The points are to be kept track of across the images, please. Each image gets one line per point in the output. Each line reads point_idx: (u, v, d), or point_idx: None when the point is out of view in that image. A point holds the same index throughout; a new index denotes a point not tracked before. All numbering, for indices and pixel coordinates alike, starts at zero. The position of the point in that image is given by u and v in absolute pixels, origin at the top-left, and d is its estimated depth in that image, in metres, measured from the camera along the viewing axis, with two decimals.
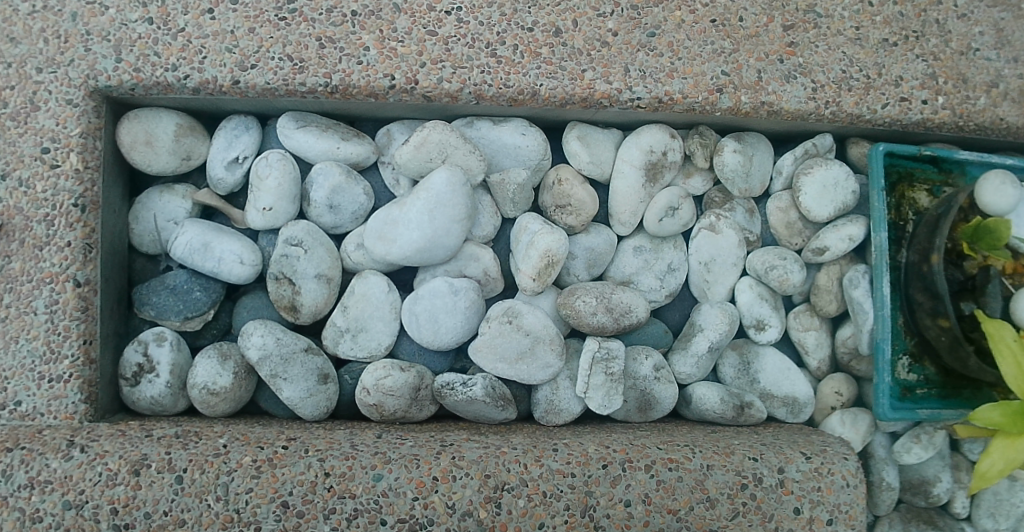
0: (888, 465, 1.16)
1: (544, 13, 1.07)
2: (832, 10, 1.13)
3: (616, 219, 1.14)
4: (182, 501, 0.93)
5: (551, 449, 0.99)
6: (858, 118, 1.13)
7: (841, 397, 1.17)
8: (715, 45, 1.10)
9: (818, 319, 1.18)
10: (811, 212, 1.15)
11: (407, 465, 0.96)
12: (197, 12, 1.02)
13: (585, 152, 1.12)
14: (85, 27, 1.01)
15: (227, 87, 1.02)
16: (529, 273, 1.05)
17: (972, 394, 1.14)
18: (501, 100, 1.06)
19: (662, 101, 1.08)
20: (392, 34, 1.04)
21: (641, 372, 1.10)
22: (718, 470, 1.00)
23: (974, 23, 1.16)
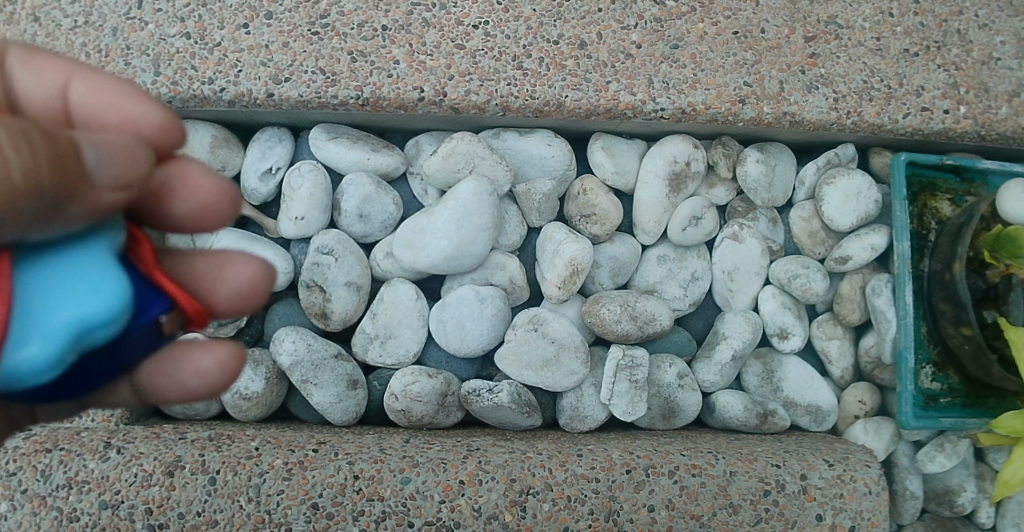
0: (911, 474, 1.16)
1: (569, 26, 1.09)
2: (853, 20, 1.14)
3: (639, 228, 1.16)
4: (214, 502, 0.96)
5: (576, 454, 1.01)
6: (880, 128, 1.14)
7: (865, 406, 1.17)
8: (737, 56, 1.11)
9: (842, 328, 1.18)
10: (833, 221, 1.16)
11: (434, 469, 0.98)
12: (233, 27, 1.05)
13: (610, 162, 1.14)
14: (125, 41, 1.04)
15: (261, 100, 1.05)
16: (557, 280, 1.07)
17: (996, 403, 1.14)
18: (527, 112, 1.08)
19: (685, 112, 1.10)
20: (422, 48, 1.07)
21: (665, 380, 1.12)
22: (741, 476, 1.01)
23: (995, 32, 1.17)
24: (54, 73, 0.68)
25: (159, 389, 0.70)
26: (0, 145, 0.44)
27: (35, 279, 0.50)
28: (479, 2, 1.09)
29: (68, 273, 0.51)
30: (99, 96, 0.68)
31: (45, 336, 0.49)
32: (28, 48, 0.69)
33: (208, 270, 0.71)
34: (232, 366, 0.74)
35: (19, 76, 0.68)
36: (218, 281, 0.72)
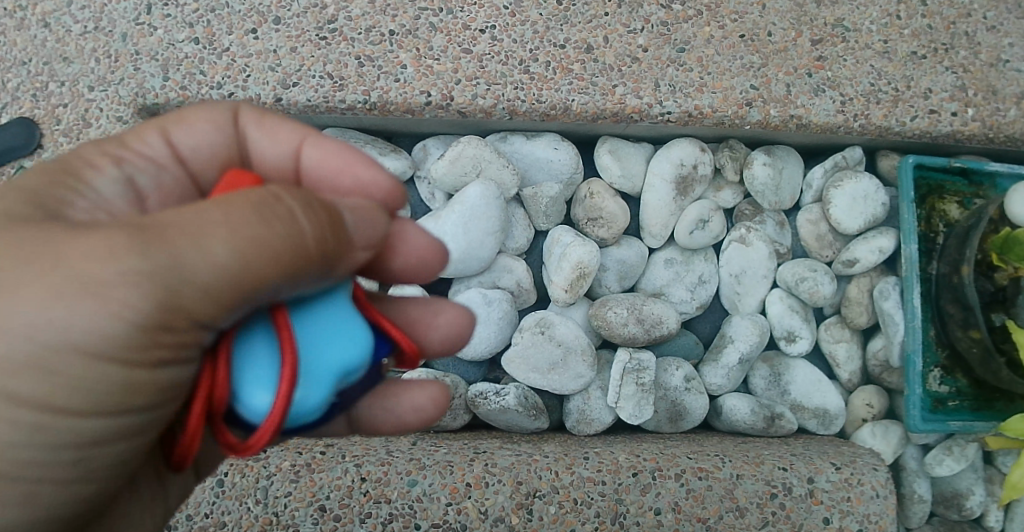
0: (919, 477, 1.15)
1: (576, 30, 1.10)
2: (860, 23, 1.14)
3: (647, 231, 1.16)
4: (223, 504, 0.96)
5: (582, 457, 1.01)
6: (887, 131, 1.14)
7: (872, 409, 1.17)
8: (744, 60, 1.11)
9: (849, 331, 1.18)
10: (840, 224, 1.16)
11: (441, 472, 0.98)
12: (241, 32, 1.06)
13: (617, 166, 1.14)
14: (134, 46, 1.05)
15: (270, 104, 1.06)
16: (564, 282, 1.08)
17: (1006, 406, 1.13)
18: (533, 116, 1.09)
19: (691, 115, 1.10)
20: (429, 53, 1.07)
21: (672, 383, 1.12)
22: (747, 479, 1.01)
23: (1003, 35, 1.16)
24: (287, 134, 0.74)
25: (375, 419, 0.81)
26: (299, 213, 0.53)
27: (306, 330, 0.55)
28: (486, 6, 1.09)
29: (331, 318, 0.56)
30: (328, 160, 0.73)
31: (317, 380, 0.53)
32: (261, 109, 0.75)
33: (418, 315, 0.80)
34: (441, 400, 0.84)
35: (255, 135, 0.74)
36: (431, 324, 0.80)
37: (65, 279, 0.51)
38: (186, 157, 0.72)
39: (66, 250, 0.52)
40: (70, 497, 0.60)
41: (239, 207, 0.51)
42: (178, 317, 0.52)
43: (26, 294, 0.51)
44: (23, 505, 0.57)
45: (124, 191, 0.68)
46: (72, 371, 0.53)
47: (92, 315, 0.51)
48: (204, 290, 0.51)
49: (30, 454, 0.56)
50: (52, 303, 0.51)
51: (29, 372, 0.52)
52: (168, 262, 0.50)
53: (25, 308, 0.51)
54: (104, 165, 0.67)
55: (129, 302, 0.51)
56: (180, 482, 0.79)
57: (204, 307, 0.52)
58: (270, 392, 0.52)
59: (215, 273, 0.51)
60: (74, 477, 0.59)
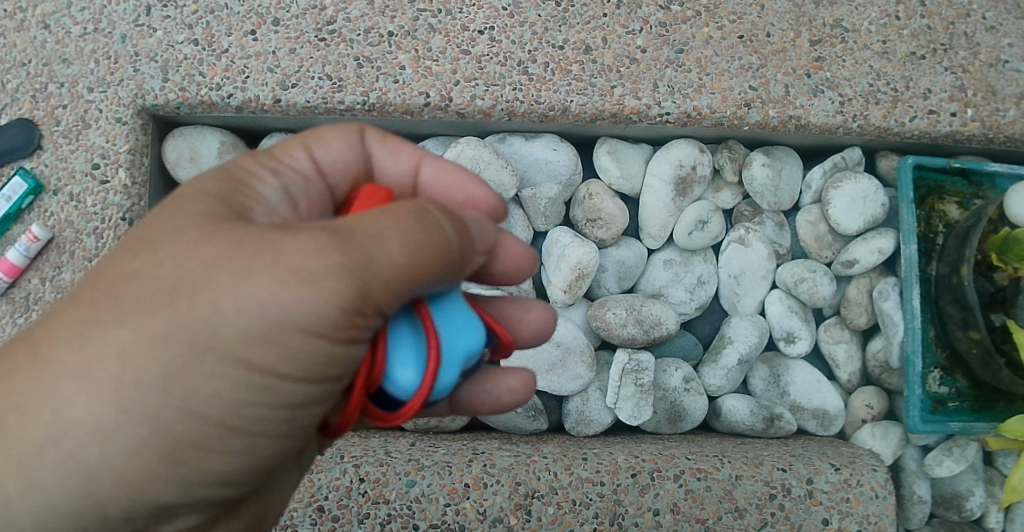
0: (919, 478, 1.15)
1: (574, 31, 1.10)
2: (859, 24, 1.14)
3: (646, 232, 1.17)
4: None
5: (581, 458, 1.01)
6: (886, 132, 1.14)
7: (872, 410, 1.16)
8: (743, 60, 1.11)
9: (849, 332, 1.18)
10: (840, 225, 1.16)
11: (440, 472, 0.98)
12: (240, 34, 1.07)
13: (615, 167, 1.14)
14: (134, 48, 1.06)
15: (269, 106, 1.06)
16: (563, 281, 1.08)
17: (1006, 407, 1.13)
18: (532, 117, 1.09)
19: (690, 116, 1.10)
20: (428, 54, 1.07)
21: (671, 384, 1.12)
22: (746, 480, 1.01)
23: (1003, 35, 1.16)
24: (407, 153, 0.77)
25: (473, 403, 0.80)
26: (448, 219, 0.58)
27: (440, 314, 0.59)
28: (485, 7, 1.09)
29: (462, 308, 0.60)
30: (446, 179, 0.77)
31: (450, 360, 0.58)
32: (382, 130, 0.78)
33: (511, 311, 0.82)
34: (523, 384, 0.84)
35: (377, 156, 0.77)
36: (522, 321, 0.82)
37: (285, 269, 0.54)
38: (326, 170, 0.74)
39: (283, 247, 0.55)
40: (278, 450, 0.62)
41: (401, 213, 0.56)
42: (367, 306, 0.55)
43: (260, 277, 0.54)
44: (244, 456, 0.60)
45: (285, 201, 0.69)
46: (289, 348, 0.55)
47: (309, 302, 0.54)
48: (387, 284, 0.55)
49: (256, 412, 0.57)
50: (277, 284, 0.53)
51: (263, 341, 0.54)
52: (359, 258, 0.54)
53: (252, 291, 0.54)
54: (264, 177, 0.69)
55: (333, 293, 0.54)
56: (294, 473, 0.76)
57: (389, 296, 0.56)
58: (415, 369, 0.57)
59: (396, 270, 0.55)
60: (284, 433, 0.60)
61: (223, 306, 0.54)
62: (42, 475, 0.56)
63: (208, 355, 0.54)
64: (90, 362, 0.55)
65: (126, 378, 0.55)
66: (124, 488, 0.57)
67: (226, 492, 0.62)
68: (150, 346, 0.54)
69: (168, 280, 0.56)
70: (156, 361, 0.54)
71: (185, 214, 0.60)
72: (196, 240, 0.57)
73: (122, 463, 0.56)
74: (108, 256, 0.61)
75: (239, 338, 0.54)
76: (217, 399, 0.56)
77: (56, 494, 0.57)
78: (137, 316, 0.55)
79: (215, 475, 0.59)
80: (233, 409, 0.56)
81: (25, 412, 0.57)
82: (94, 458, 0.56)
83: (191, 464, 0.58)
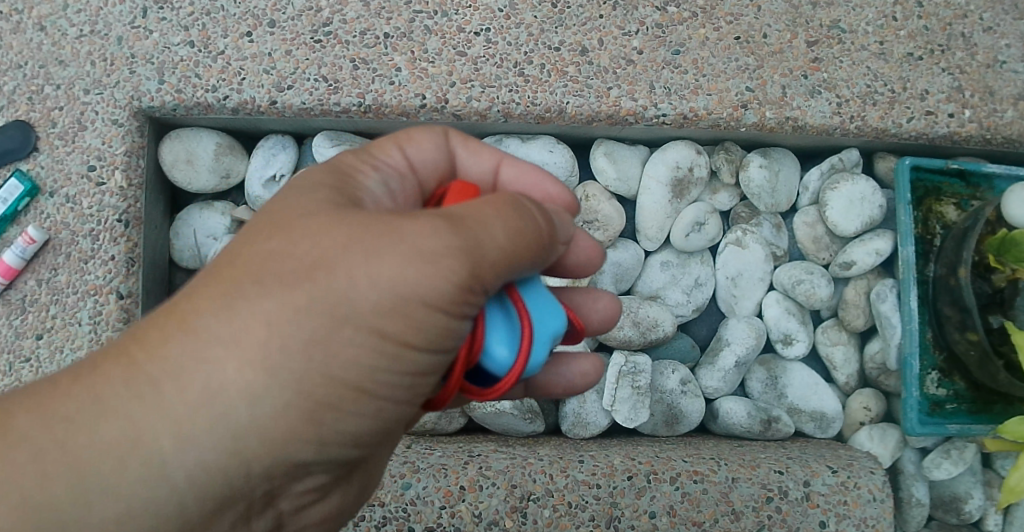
0: (917, 481, 1.14)
1: (571, 32, 1.10)
2: (856, 25, 1.14)
3: (643, 234, 1.16)
4: None
5: (577, 460, 1.01)
6: (884, 133, 1.14)
7: (870, 412, 1.16)
8: (740, 61, 1.11)
9: (846, 334, 1.18)
10: (837, 226, 1.15)
11: (435, 475, 0.98)
12: (236, 35, 1.07)
13: (612, 168, 1.14)
14: (130, 50, 1.06)
15: (265, 107, 1.06)
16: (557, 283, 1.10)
17: (1004, 410, 1.12)
18: (528, 118, 1.09)
19: (687, 117, 1.10)
20: (423, 55, 1.07)
21: (668, 386, 1.12)
22: (743, 482, 1.00)
23: (1000, 36, 1.16)
24: (488, 154, 0.81)
25: (548, 385, 0.88)
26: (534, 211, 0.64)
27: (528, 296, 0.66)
28: (480, 9, 1.09)
29: (550, 295, 0.66)
30: (525, 178, 0.81)
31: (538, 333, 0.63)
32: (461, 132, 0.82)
33: (580, 299, 0.88)
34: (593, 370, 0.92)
35: (460, 154, 0.80)
36: (591, 310, 0.88)
37: (411, 249, 0.57)
38: (418, 167, 0.76)
39: (405, 230, 0.58)
40: (399, 415, 0.65)
41: (498, 204, 0.61)
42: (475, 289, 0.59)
43: (388, 256, 0.57)
44: (372, 418, 0.63)
45: (387, 195, 0.72)
46: (412, 320, 0.58)
47: (430, 279, 0.57)
48: (493, 266, 0.59)
49: (386, 379, 0.61)
50: (407, 262, 0.57)
51: (394, 312, 0.58)
52: (471, 243, 0.58)
53: (384, 267, 0.57)
54: (366, 172, 0.71)
55: (451, 273, 0.57)
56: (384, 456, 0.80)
57: (494, 279, 0.60)
58: (508, 347, 0.62)
59: (500, 253, 0.59)
60: (408, 399, 0.64)
61: (359, 280, 0.57)
62: (195, 436, 0.58)
63: (345, 325, 0.58)
64: (238, 330, 0.58)
65: (275, 344, 0.57)
66: (269, 446, 0.59)
67: (353, 452, 0.65)
68: (296, 315, 0.57)
69: (306, 258, 0.59)
70: (302, 329, 0.57)
71: (306, 202, 0.63)
72: (324, 225, 0.60)
73: (269, 423, 0.58)
74: (236, 239, 0.63)
75: (373, 310, 0.58)
76: (354, 364, 0.59)
77: (204, 453, 0.58)
78: (280, 289, 0.58)
79: (346, 435, 0.63)
80: (367, 376, 0.60)
81: (176, 376, 0.58)
82: (244, 417, 0.58)
83: (329, 424, 0.61)
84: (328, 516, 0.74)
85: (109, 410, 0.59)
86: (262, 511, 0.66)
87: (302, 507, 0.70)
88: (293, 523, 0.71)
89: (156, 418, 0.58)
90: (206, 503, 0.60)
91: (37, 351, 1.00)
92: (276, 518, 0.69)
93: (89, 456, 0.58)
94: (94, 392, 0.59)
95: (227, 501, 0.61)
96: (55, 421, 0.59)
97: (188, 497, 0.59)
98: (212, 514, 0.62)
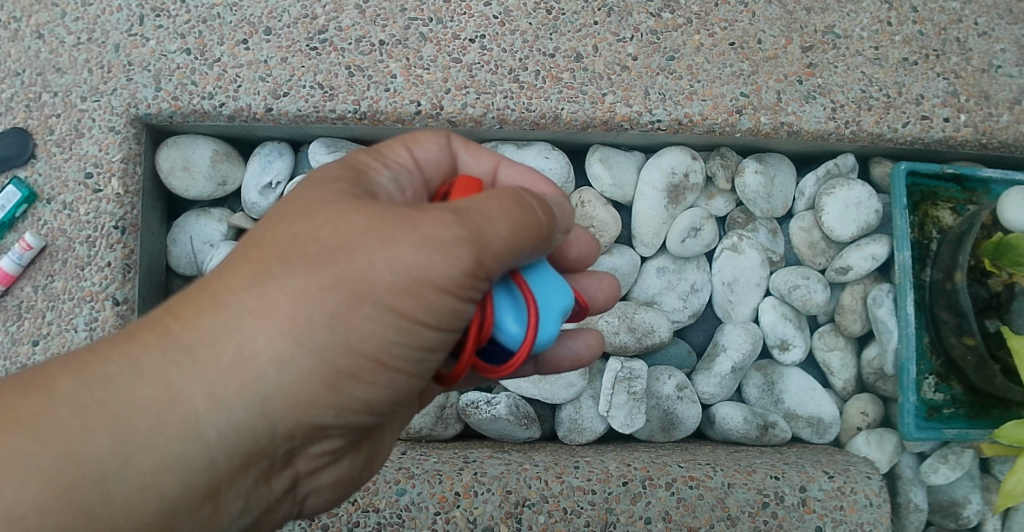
0: (915, 486, 1.14)
1: (565, 39, 1.10)
2: (851, 30, 1.15)
3: (638, 240, 1.16)
4: None
5: (572, 466, 1.00)
6: (879, 138, 1.13)
7: (867, 418, 1.15)
8: (734, 67, 1.11)
9: (843, 339, 1.17)
10: (833, 232, 1.15)
11: (430, 481, 0.98)
12: (232, 43, 1.07)
13: (607, 175, 1.14)
14: (127, 57, 1.07)
15: (261, 114, 1.07)
16: None
17: (1001, 414, 1.12)
18: (523, 124, 1.09)
19: (682, 123, 1.10)
20: (419, 62, 1.08)
21: (664, 392, 1.11)
22: (738, 487, 1.00)
23: (995, 40, 1.16)
24: (488, 156, 0.82)
25: (556, 358, 0.88)
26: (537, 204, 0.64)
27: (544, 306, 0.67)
28: (475, 16, 1.10)
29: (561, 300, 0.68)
30: (522, 178, 0.81)
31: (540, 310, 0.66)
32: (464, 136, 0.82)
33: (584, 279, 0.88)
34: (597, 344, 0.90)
35: (463, 157, 0.81)
36: (595, 289, 0.88)
37: (423, 236, 0.58)
38: (424, 165, 0.76)
39: (418, 219, 0.59)
40: (410, 387, 0.65)
41: (504, 195, 0.62)
42: (481, 276, 0.60)
43: (403, 242, 0.58)
44: (385, 388, 0.64)
45: (398, 192, 0.71)
46: (426, 300, 0.59)
47: (440, 264, 0.58)
48: (496, 255, 0.60)
49: (398, 351, 0.61)
50: (422, 246, 0.58)
51: (410, 291, 0.58)
52: (476, 232, 0.59)
53: (400, 252, 0.58)
54: (378, 170, 0.71)
55: (459, 260, 0.58)
56: (388, 432, 0.80)
57: (498, 267, 0.60)
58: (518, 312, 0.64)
59: (505, 244, 0.60)
60: (417, 372, 0.64)
61: (378, 262, 0.58)
62: (225, 400, 0.58)
63: (364, 302, 0.58)
64: (266, 303, 0.58)
65: (300, 317, 0.58)
66: (292, 411, 0.60)
67: (366, 419, 0.66)
68: (320, 291, 0.58)
69: (328, 240, 0.59)
70: (326, 303, 0.58)
71: (327, 190, 0.63)
72: (344, 210, 0.61)
73: (295, 388, 0.59)
74: (261, 224, 0.64)
75: (390, 289, 0.58)
76: (374, 338, 0.60)
77: (235, 413, 0.58)
78: (305, 265, 0.59)
79: (362, 403, 0.64)
80: (381, 348, 0.60)
81: (209, 344, 0.58)
82: (272, 382, 0.59)
83: (348, 391, 0.62)
84: (341, 480, 0.74)
85: (143, 375, 0.58)
86: (280, 472, 0.67)
87: (316, 470, 0.71)
88: (306, 485, 0.72)
89: (189, 383, 0.58)
90: (233, 462, 0.61)
91: (34, 357, 1.00)
92: (292, 479, 0.69)
93: (125, 418, 0.57)
94: (129, 357, 0.59)
95: (252, 461, 0.62)
96: (87, 383, 0.58)
97: (216, 456, 0.59)
98: (236, 473, 0.62)
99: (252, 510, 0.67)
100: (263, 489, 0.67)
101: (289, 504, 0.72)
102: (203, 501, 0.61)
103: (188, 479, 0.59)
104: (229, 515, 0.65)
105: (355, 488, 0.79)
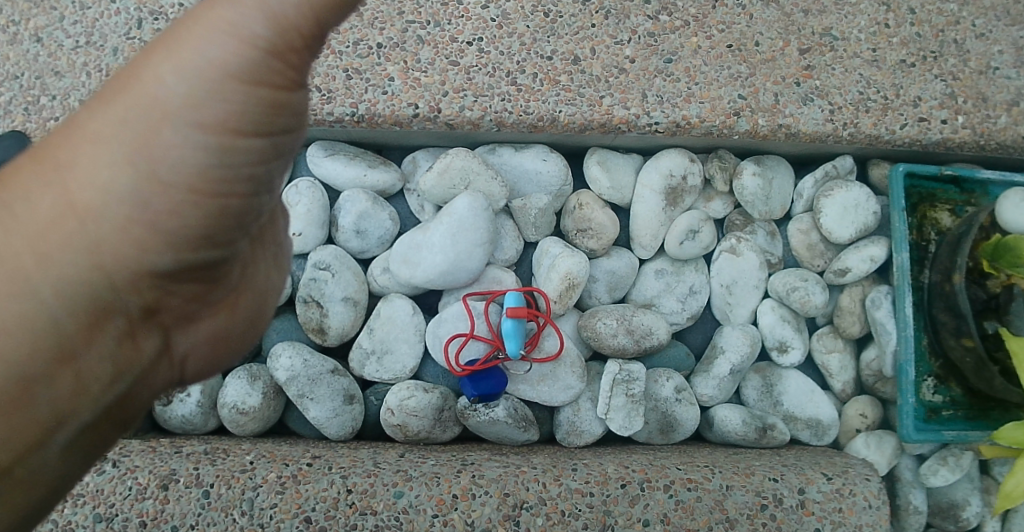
0: (915, 489, 1.13)
1: (563, 42, 1.10)
2: (848, 32, 1.15)
3: (637, 242, 1.16)
4: (208, 515, 0.95)
5: (570, 469, 1.00)
6: (877, 139, 1.13)
7: (866, 420, 1.15)
8: (732, 70, 1.11)
9: (842, 341, 1.17)
10: (831, 234, 1.15)
11: (428, 483, 0.97)
12: None
13: (605, 177, 1.14)
14: (126, 60, 1.07)
15: None
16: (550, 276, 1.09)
17: (1000, 416, 1.12)
18: (521, 127, 1.09)
19: (680, 125, 1.10)
20: (416, 65, 1.08)
21: (663, 394, 1.11)
22: (737, 490, 0.99)
23: (992, 42, 1.16)
24: None
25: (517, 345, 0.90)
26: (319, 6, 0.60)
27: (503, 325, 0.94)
28: (473, 19, 1.10)
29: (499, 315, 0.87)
30: None
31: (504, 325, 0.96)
32: None
33: None
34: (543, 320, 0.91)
35: None
36: None
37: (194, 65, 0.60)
38: None
39: (195, 21, 0.61)
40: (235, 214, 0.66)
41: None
42: (258, 71, 0.61)
43: (184, 47, 0.60)
44: (215, 219, 0.65)
45: None
46: (225, 104, 0.61)
47: (219, 45, 0.59)
48: (263, 48, 0.60)
49: (217, 175, 0.63)
50: (213, 37, 0.60)
51: (210, 99, 0.60)
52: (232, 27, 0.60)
53: (177, 60, 0.60)
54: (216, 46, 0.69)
55: (238, 55, 0.60)
56: (256, 289, 0.82)
57: (292, 38, 0.61)
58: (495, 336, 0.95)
59: (264, 23, 0.59)
60: (245, 197, 0.66)
61: (164, 76, 0.60)
62: (55, 251, 0.59)
63: (166, 124, 0.60)
64: (72, 149, 0.60)
65: (115, 156, 0.60)
66: (126, 255, 0.62)
67: (215, 256, 0.68)
68: (116, 120, 0.60)
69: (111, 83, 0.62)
70: (125, 130, 0.60)
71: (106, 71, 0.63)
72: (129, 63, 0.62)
73: (123, 232, 0.61)
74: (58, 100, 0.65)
75: (187, 103, 0.60)
76: (187, 159, 0.61)
77: (70, 262, 0.60)
78: (104, 105, 0.61)
79: (197, 235, 0.65)
80: (198, 176, 0.62)
81: (17, 198, 0.60)
82: (106, 220, 0.60)
83: (177, 226, 0.63)
84: (215, 336, 0.79)
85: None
86: (144, 329, 0.69)
87: (184, 321, 0.75)
88: (179, 342, 0.75)
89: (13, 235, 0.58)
90: (78, 319, 0.62)
91: None
92: (161, 336, 0.72)
93: None
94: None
95: (101, 316, 0.63)
96: None
97: (56, 310, 0.60)
98: (88, 333, 0.63)
99: (129, 371, 0.69)
100: (131, 347, 0.69)
101: (167, 366, 0.76)
102: (57, 366, 0.61)
103: (34, 342, 0.59)
104: (95, 382, 0.65)
105: (232, 351, 0.83)
